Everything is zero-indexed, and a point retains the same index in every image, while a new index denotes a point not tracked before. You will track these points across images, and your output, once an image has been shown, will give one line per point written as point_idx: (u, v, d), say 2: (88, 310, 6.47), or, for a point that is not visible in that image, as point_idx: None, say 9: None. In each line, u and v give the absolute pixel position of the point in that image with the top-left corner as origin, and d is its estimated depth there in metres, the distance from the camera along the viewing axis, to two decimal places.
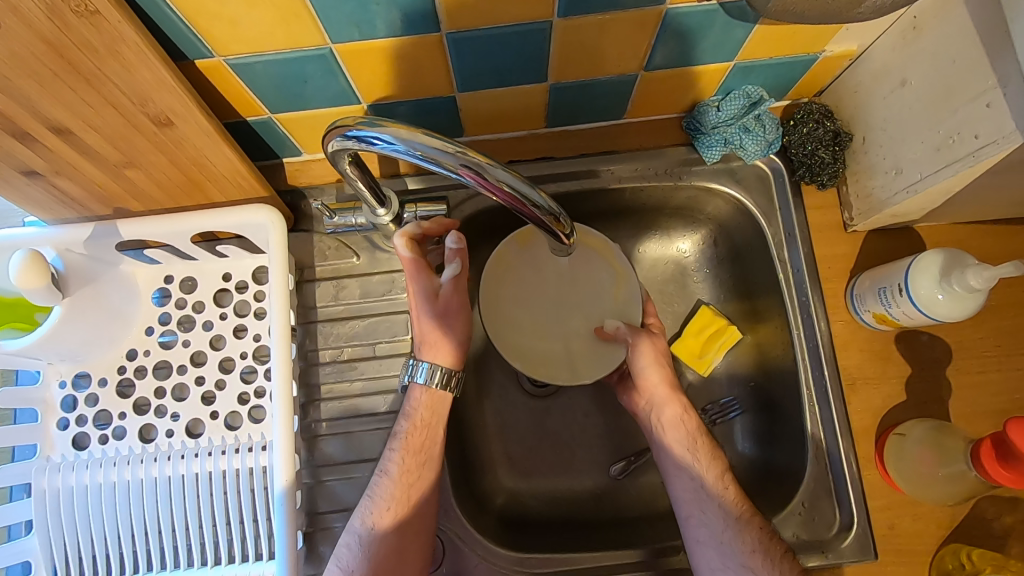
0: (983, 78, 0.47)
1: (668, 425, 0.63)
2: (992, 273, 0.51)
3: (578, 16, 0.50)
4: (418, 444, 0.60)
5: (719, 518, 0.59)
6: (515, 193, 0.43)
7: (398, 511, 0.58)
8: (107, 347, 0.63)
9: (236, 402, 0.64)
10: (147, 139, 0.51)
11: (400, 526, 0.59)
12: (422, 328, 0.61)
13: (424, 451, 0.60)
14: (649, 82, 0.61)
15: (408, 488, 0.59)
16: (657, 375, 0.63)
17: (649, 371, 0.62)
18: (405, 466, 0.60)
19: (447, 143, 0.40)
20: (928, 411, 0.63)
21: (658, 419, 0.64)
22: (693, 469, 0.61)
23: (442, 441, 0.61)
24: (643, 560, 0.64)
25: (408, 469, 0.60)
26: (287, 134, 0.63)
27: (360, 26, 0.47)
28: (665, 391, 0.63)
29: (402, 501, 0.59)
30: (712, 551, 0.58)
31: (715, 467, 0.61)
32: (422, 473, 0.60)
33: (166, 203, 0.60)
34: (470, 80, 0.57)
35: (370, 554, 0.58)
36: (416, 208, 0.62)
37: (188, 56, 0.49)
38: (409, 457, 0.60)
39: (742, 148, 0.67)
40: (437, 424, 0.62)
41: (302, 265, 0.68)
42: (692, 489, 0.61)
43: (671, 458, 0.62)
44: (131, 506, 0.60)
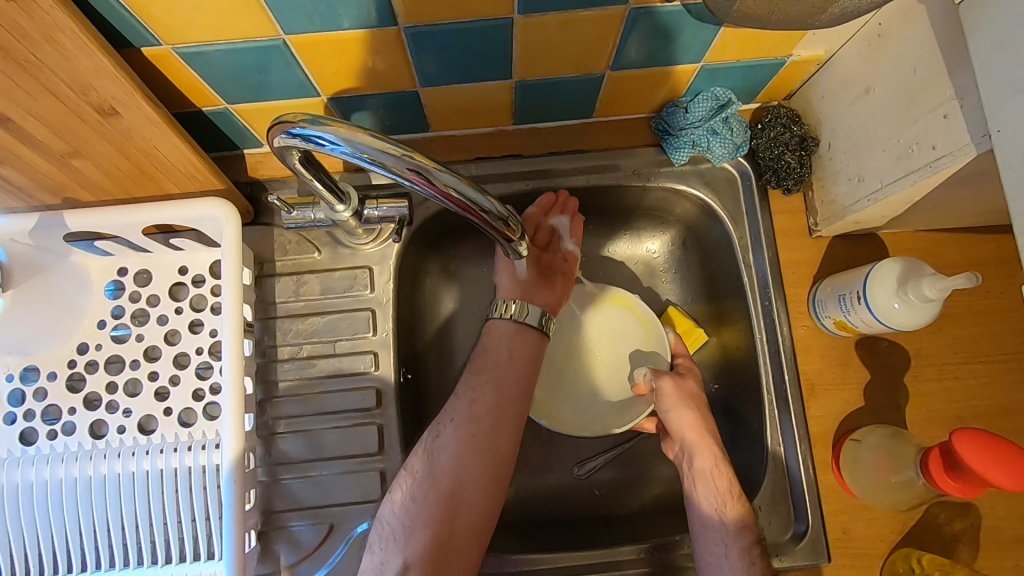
0: (942, 90, 0.47)
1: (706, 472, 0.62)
2: (945, 284, 0.52)
3: (540, 14, 0.49)
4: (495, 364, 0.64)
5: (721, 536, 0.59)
6: (462, 198, 0.42)
7: (467, 429, 0.62)
8: (57, 341, 0.61)
9: (191, 398, 0.62)
10: (92, 129, 0.49)
11: (473, 446, 0.62)
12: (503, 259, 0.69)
13: (499, 371, 0.64)
14: (616, 82, 0.61)
15: (478, 411, 0.63)
16: (684, 419, 0.65)
17: (674, 413, 0.65)
18: (479, 390, 0.63)
19: (393, 146, 0.39)
20: (884, 417, 0.64)
21: (688, 466, 0.63)
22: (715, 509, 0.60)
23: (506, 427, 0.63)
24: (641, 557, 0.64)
25: (479, 392, 0.63)
26: (246, 126, 0.61)
27: (313, 17, 0.46)
28: (693, 428, 0.64)
29: (473, 423, 0.62)
30: None
31: (727, 492, 0.61)
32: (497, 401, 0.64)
33: (117, 194, 0.58)
34: (432, 76, 0.56)
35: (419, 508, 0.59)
36: (375, 204, 0.60)
37: (134, 43, 0.48)
38: (483, 380, 0.64)
39: (710, 151, 0.67)
40: (518, 357, 0.65)
41: (262, 259, 0.66)
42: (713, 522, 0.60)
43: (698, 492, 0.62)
44: (79, 505, 0.58)
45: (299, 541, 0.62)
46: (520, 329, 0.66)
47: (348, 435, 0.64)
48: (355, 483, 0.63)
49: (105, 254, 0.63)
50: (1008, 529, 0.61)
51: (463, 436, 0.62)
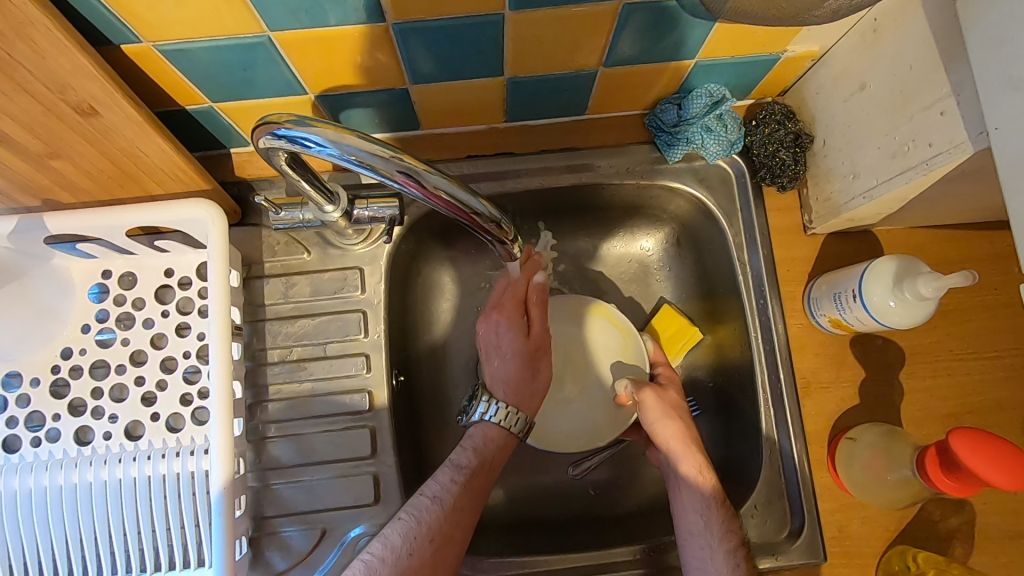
0: (938, 87, 0.47)
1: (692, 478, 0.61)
2: (942, 282, 0.51)
3: (530, 10, 0.48)
4: (483, 476, 0.61)
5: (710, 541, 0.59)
6: (453, 200, 0.41)
7: (439, 545, 0.56)
8: (39, 345, 0.60)
9: (179, 403, 0.61)
10: (72, 130, 0.48)
11: (467, 502, 0.59)
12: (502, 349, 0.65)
13: (481, 493, 0.61)
14: (609, 79, 0.60)
15: (459, 522, 0.58)
16: (667, 428, 0.64)
17: (659, 425, 0.64)
18: (460, 500, 0.59)
19: (382, 148, 0.38)
20: (879, 415, 0.63)
21: (673, 472, 0.63)
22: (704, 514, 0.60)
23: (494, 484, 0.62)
24: (639, 559, 0.64)
25: (461, 505, 0.59)
26: (232, 124, 0.60)
27: (298, 14, 0.45)
28: (677, 434, 0.63)
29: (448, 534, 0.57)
30: None
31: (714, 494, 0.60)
32: (474, 514, 0.59)
33: (100, 195, 0.56)
34: (422, 73, 0.55)
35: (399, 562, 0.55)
36: (366, 203, 0.59)
37: (113, 41, 0.46)
38: (470, 492, 0.60)
39: (704, 148, 0.66)
40: (499, 469, 0.63)
41: (250, 261, 0.65)
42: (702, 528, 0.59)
43: (683, 498, 0.61)
44: (65, 513, 0.57)
45: (291, 546, 0.61)
46: (506, 437, 0.64)
47: (339, 439, 0.63)
48: (347, 488, 0.62)
49: (88, 256, 0.62)
50: (1001, 525, 0.61)
51: (434, 547, 0.56)
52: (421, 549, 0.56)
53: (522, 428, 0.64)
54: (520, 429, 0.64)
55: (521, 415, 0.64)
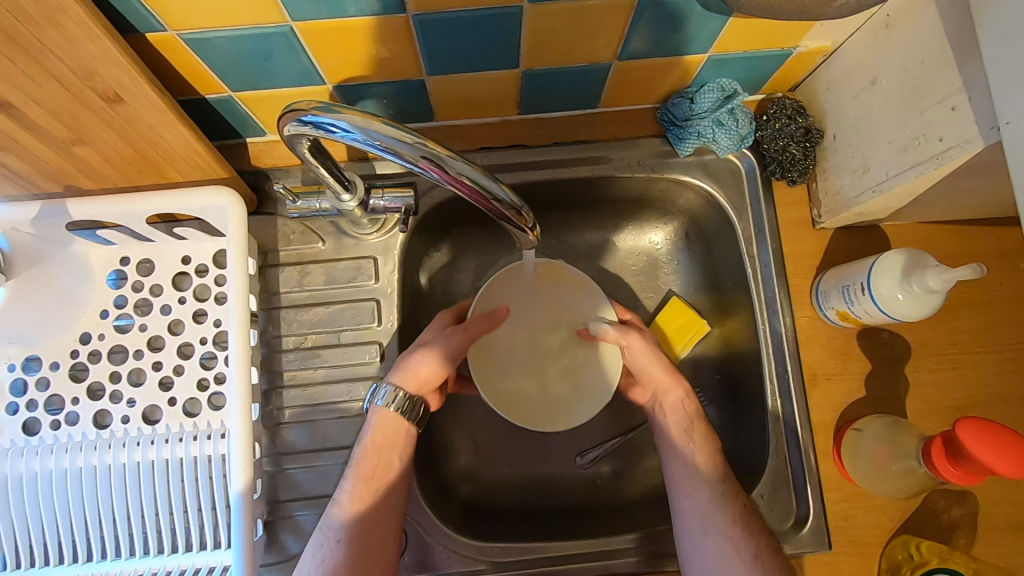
0: (949, 82, 0.47)
1: (696, 465, 0.60)
2: (951, 275, 0.52)
3: (548, 2, 0.48)
4: (373, 469, 0.58)
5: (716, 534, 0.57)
6: (475, 186, 0.42)
7: (353, 541, 0.55)
8: (59, 330, 0.61)
9: (195, 388, 0.62)
10: (96, 116, 0.48)
11: (370, 492, 0.57)
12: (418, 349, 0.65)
13: (380, 482, 0.58)
14: (622, 72, 0.60)
15: (365, 518, 0.56)
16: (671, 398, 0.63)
17: (649, 366, 0.64)
18: (359, 495, 0.57)
19: (405, 133, 0.39)
20: (885, 407, 0.64)
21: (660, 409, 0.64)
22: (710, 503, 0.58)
23: (400, 465, 0.59)
24: (636, 546, 0.65)
25: (361, 496, 0.57)
26: (250, 114, 0.61)
27: (321, 3, 0.45)
28: (694, 422, 0.63)
29: (358, 529, 0.56)
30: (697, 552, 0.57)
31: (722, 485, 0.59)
32: (380, 504, 0.57)
33: (120, 182, 0.57)
34: (439, 65, 0.56)
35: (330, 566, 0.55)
36: (381, 193, 0.59)
37: (138, 29, 0.47)
38: (360, 482, 0.57)
39: (715, 142, 0.67)
40: (398, 451, 0.60)
41: (265, 250, 0.66)
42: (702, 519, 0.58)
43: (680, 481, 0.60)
44: (85, 494, 0.58)
45: (305, 529, 0.62)
46: (395, 421, 0.59)
47: (352, 425, 0.64)
48: None
49: (107, 243, 0.63)
50: (1004, 516, 0.62)
51: (349, 547, 0.55)
52: (335, 550, 0.55)
53: (413, 412, 0.60)
54: (406, 408, 0.59)
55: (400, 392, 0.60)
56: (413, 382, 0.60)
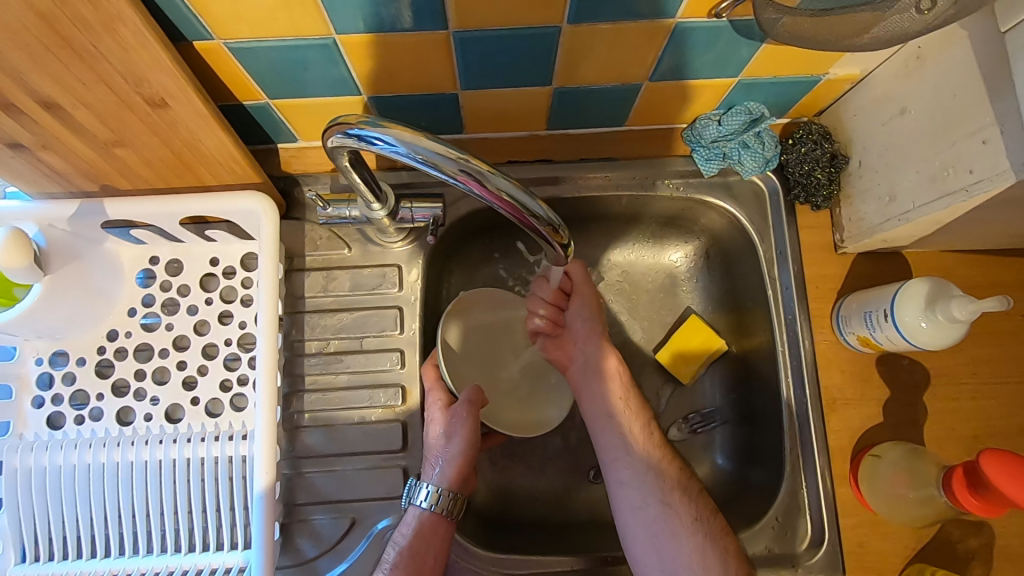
0: (982, 115, 0.48)
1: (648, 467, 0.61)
2: (976, 306, 0.52)
3: (586, 24, 0.49)
4: (409, 572, 0.57)
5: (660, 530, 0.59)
6: (514, 202, 0.42)
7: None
8: (88, 326, 0.62)
9: (218, 389, 0.63)
10: (141, 120, 0.49)
11: None
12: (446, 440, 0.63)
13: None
14: (652, 93, 0.61)
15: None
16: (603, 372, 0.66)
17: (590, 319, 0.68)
18: None
19: (449, 148, 0.39)
20: (903, 434, 0.65)
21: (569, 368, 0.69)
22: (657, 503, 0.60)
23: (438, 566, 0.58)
24: (583, 567, 0.65)
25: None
26: (284, 121, 0.62)
27: (366, 18, 0.47)
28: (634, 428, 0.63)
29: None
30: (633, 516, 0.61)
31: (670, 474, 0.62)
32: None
33: (156, 183, 0.58)
34: (474, 80, 0.57)
35: None
36: (410, 204, 0.61)
37: (185, 37, 0.48)
38: None
39: (740, 164, 0.68)
40: (434, 553, 0.58)
41: (292, 254, 0.67)
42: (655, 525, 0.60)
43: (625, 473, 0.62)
44: (105, 490, 0.59)
45: (321, 534, 0.62)
46: (434, 520, 0.59)
47: (371, 432, 0.64)
48: (378, 479, 0.64)
49: (138, 242, 0.63)
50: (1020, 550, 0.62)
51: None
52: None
53: (455, 509, 0.60)
54: (449, 510, 0.60)
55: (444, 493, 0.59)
56: (449, 476, 0.61)
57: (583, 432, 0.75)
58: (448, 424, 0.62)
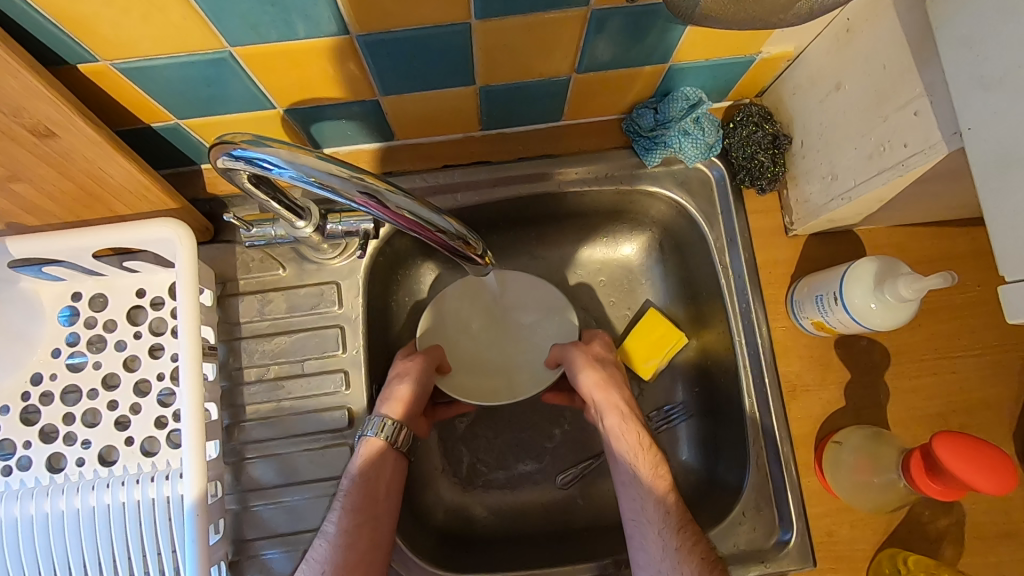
0: (911, 86, 0.46)
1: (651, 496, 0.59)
2: (922, 284, 0.51)
3: (497, 19, 0.47)
4: (361, 496, 0.57)
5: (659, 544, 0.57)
6: (417, 219, 0.41)
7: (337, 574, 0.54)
8: (9, 372, 0.59)
9: (153, 427, 0.60)
10: (32, 153, 0.46)
11: (358, 519, 0.57)
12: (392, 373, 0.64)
13: (370, 514, 0.57)
14: (582, 84, 0.59)
15: (350, 551, 0.55)
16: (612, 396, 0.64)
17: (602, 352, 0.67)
18: (350, 526, 0.56)
19: (344, 170, 0.37)
20: (866, 417, 0.63)
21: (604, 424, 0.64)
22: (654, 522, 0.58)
23: (386, 497, 0.59)
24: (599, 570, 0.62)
25: (349, 529, 0.56)
26: (202, 140, 0.59)
27: (258, 29, 0.44)
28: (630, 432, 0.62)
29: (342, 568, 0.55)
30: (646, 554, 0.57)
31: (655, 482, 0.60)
32: (370, 531, 0.57)
33: (65, 217, 0.55)
34: (392, 85, 0.54)
35: None
36: (339, 218, 0.58)
37: (68, 61, 0.45)
38: (351, 512, 0.57)
39: (682, 151, 0.65)
40: (384, 487, 0.59)
41: (224, 279, 0.64)
42: (659, 555, 0.56)
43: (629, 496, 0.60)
44: (37, 543, 0.56)
45: (273, 569, 0.60)
46: (383, 448, 0.60)
47: (320, 458, 0.62)
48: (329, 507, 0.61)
49: (56, 279, 0.60)
50: (990, 525, 0.60)
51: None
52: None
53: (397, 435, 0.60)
54: (396, 437, 0.60)
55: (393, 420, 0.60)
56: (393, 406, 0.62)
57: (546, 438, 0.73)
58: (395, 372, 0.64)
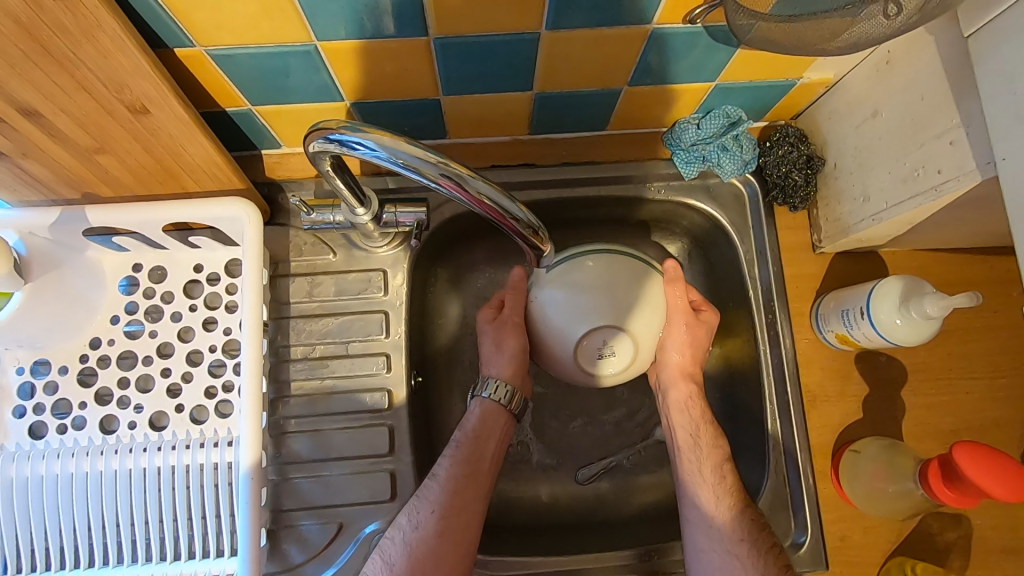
0: (949, 117, 0.49)
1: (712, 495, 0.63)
2: (948, 303, 0.54)
3: (564, 31, 0.50)
4: (472, 452, 0.62)
5: (722, 569, 0.59)
6: (495, 205, 0.45)
7: (447, 516, 0.59)
8: (70, 334, 0.61)
9: (203, 396, 0.62)
10: (123, 127, 0.50)
11: (467, 467, 0.62)
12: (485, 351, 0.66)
13: (476, 467, 0.62)
14: (634, 96, 0.62)
15: (457, 496, 0.60)
16: (683, 414, 0.67)
17: (683, 401, 0.67)
18: (464, 478, 0.61)
19: (429, 153, 0.41)
20: (881, 430, 0.66)
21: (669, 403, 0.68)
22: (727, 552, 0.60)
23: (491, 456, 0.63)
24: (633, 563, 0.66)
25: (457, 476, 0.61)
26: (268, 126, 0.62)
27: (346, 25, 0.47)
28: (707, 448, 0.65)
29: (455, 522, 0.59)
30: (715, 555, 0.60)
31: (717, 507, 0.62)
32: (475, 484, 0.61)
33: (138, 190, 0.58)
34: (457, 86, 0.57)
35: (422, 543, 0.58)
36: (395, 209, 0.61)
37: (168, 44, 0.48)
38: (459, 462, 0.62)
39: (720, 166, 0.69)
40: (492, 443, 0.64)
41: (276, 260, 0.67)
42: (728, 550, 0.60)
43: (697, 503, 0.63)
44: (89, 499, 0.58)
45: (308, 540, 0.62)
46: (496, 410, 0.65)
47: (358, 436, 0.65)
48: (363, 484, 0.64)
49: (120, 250, 0.63)
50: (997, 540, 0.63)
51: (441, 526, 0.59)
52: (427, 522, 0.59)
53: (512, 400, 0.65)
54: (507, 399, 0.65)
55: (510, 388, 0.65)
56: (507, 371, 0.65)
57: (569, 433, 0.76)
58: (500, 330, 0.65)
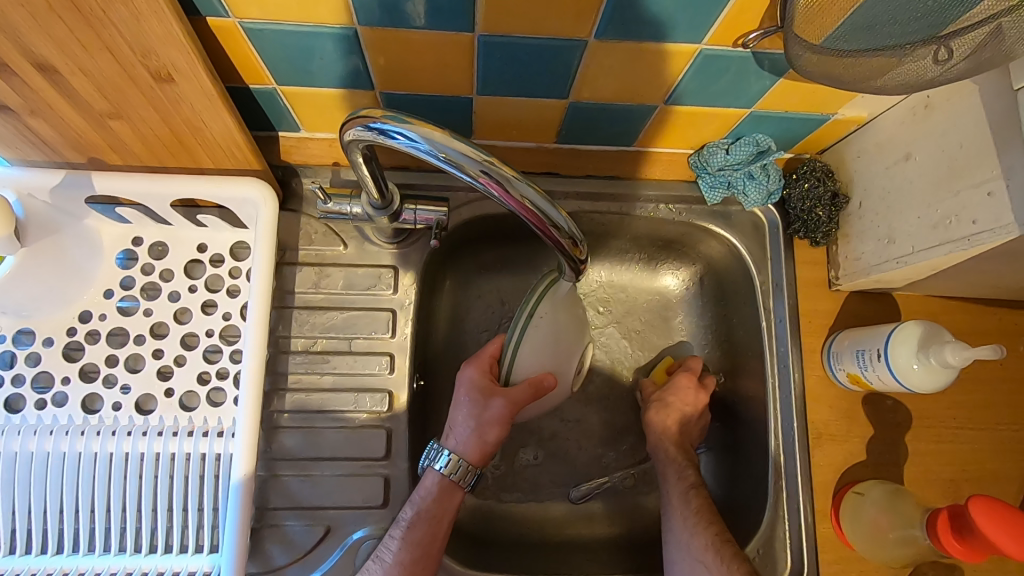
0: (990, 168, 0.49)
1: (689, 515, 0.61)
2: (970, 353, 0.54)
3: (612, 42, 0.49)
4: (424, 534, 0.57)
5: None
6: (535, 209, 0.44)
7: None
8: (60, 305, 0.58)
9: (195, 382, 0.59)
10: (143, 94, 0.47)
11: (416, 554, 0.56)
12: (458, 421, 0.59)
13: (428, 550, 0.57)
14: (668, 115, 0.61)
15: None
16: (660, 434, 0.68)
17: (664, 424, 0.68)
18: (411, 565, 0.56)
19: (474, 150, 0.40)
20: (883, 473, 0.65)
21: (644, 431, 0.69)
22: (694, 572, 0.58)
23: (445, 537, 0.58)
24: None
25: (405, 560, 0.56)
26: (290, 108, 0.59)
27: (391, 11, 0.45)
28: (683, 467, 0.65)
29: None
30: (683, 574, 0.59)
31: (704, 531, 0.60)
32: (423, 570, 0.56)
33: (148, 161, 0.56)
34: (493, 86, 0.56)
35: None
36: (414, 206, 0.58)
37: (201, 12, 0.46)
38: (409, 546, 0.56)
39: (745, 194, 0.68)
40: (446, 522, 0.58)
41: (285, 247, 0.64)
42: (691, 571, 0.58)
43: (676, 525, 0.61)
44: (64, 482, 0.55)
45: (293, 541, 0.60)
46: (452, 487, 0.58)
47: (352, 437, 0.62)
48: (355, 487, 0.61)
49: (122, 221, 0.60)
50: None
51: None
52: None
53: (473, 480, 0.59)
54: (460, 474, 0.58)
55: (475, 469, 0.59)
56: (471, 447, 0.59)
57: (566, 449, 0.74)
58: (486, 411, 0.58)
